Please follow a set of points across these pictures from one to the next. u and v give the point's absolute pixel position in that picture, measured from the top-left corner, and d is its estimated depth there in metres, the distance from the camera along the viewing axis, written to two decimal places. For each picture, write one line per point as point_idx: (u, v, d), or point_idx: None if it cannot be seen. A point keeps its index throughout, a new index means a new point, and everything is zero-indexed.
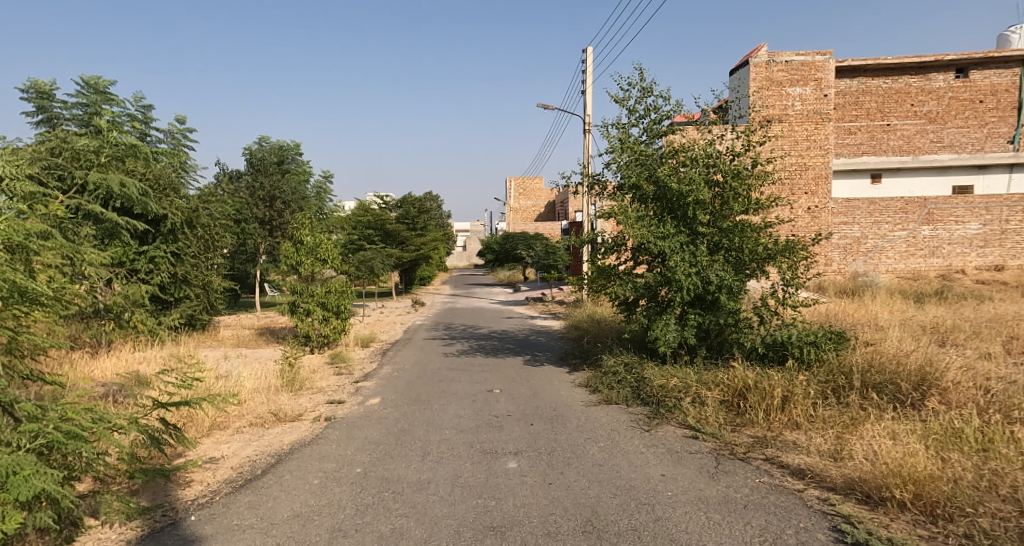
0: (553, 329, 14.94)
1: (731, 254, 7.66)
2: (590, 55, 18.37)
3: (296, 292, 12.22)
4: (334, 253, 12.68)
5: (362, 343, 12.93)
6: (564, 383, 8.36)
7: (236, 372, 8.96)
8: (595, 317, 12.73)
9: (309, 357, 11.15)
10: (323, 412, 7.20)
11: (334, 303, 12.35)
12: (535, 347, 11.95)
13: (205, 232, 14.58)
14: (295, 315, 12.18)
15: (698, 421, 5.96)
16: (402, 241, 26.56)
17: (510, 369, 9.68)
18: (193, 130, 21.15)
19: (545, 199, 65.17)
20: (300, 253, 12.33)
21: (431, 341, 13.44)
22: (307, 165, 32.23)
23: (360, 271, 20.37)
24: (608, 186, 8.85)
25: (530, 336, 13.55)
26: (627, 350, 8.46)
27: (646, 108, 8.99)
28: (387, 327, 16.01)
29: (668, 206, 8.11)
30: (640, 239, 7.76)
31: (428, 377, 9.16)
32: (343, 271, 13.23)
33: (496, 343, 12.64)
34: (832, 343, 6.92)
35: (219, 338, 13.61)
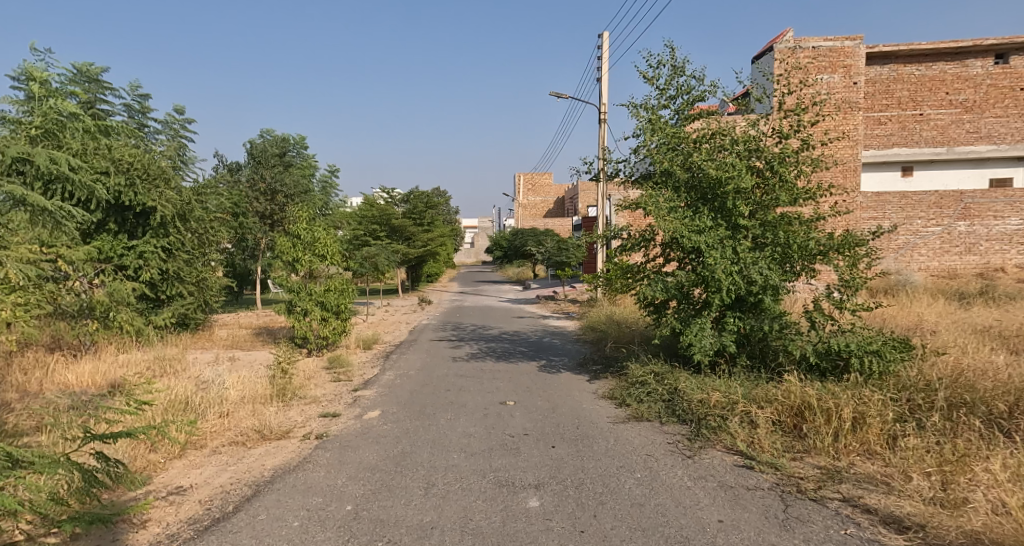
0: (568, 330, 14.05)
1: (776, 249, 6.69)
2: (606, 41, 17.43)
3: (293, 290, 11.40)
4: (334, 248, 11.84)
5: (364, 345, 12.12)
6: (585, 394, 7.48)
7: (221, 379, 8.14)
8: (615, 319, 11.84)
9: (306, 361, 10.35)
10: (314, 428, 6.36)
11: (333, 302, 11.51)
12: (550, 351, 11.07)
13: (201, 226, 13.73)
14: (292, 315, 11.37)
15: (750, 445, 5.07)
16: (408, 238, 25.77)
17: (524, 377, 8.81)
18: (192, 120, 20.37)
19: (555, 195, 64.25)
20: (298, 248, 11.50)
21: (438, 343, 12.60)
22: (312, 159, 31.52)
23: (365, 269, 19.54)
24: (635, 174, 7.93)
25: (543, 338, 12.67)
26: (656, 357, 7.60)
27: (677, 89, 8.07)
28: (392, 327, 15.19)
29: (703, 196, 7.19)
30: (672, 233, 6.86)
31: (433, 385, 8.30)
32: (345, 269, 12.39)
33: (508, 345, 11.78)
34: (898, 351, 6.03)
35: (212, 339, 12.82)
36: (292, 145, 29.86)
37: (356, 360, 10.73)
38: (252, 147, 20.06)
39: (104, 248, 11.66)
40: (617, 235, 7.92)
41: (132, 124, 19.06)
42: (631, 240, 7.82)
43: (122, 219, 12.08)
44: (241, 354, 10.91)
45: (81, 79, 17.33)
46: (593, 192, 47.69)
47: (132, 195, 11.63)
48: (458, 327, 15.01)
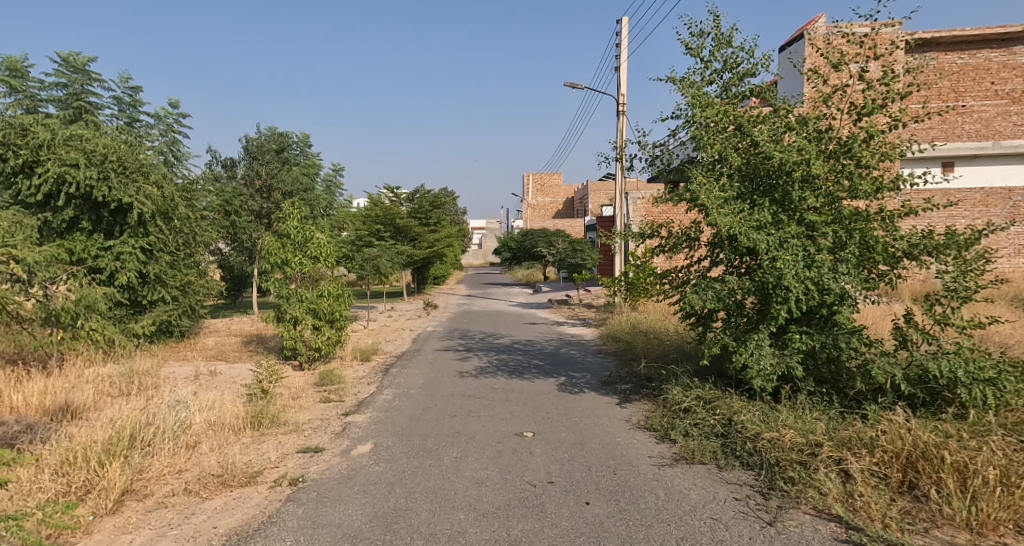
0: (586, 339, 12.85)
1: (855, 252, 5.41)
2: (625, 26, 16.26)
3: (283, 296, 10.24)
4: (329, 250, 10.71)
5: (362, 357, 10.94)
6: (618, 424, 6.26)
7: (189, 402, 6.97)
8: (643, 331, 10.60)
9: (295, 377, 9.18)
10: (289, 469, 5.18)
11: (326, 310, 10.33)
12: (569, 365, 9.84)
13: (187, 226, 12.58)
14: (282, 323, 10.21)
15: (850, 509, 3.87)
16: (414, 238, 24.84)
17: (542, 398, 7.59)
18: (185, 114, 19.28)
19: (565, 196, 63.11)
20: (288, 249, 10.36)
21: (444, 354, 11.41)
22: (315, 158, 30.48)
23: (366, 272, 18.38)
24: (675, 163, 6.71)
25: (560, 350, 11.47)
26: (701, 379, 6.39)
27: (726, 62, 6.81)
28: (393, 336, 14.01)
29: (762, 186, 5.94)
30: (727, 230, 5.63)
31: (437, 409, 7.11)
32: (341, 272, 11.20)
33: (521, 357, 10.56)
34: (1018, 380, 4.76)
35: (196, 349, 11.69)
36: (294, 143, 28.81)
37: (349, 375, 9.55)
38: (247, 142, 18.93)
39: (76, 249, 10.60)
40: (655, 233, 6.66)
41: (121, 118, 18.01)
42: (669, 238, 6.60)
43: (96, 217, 10.97)
44: (223, 368, 9.75)
45: (65, 70, 16.23)
46: (603, 193, 46.59)
47: (105, 189, 10.43)
48: (465, 335, 13.82)
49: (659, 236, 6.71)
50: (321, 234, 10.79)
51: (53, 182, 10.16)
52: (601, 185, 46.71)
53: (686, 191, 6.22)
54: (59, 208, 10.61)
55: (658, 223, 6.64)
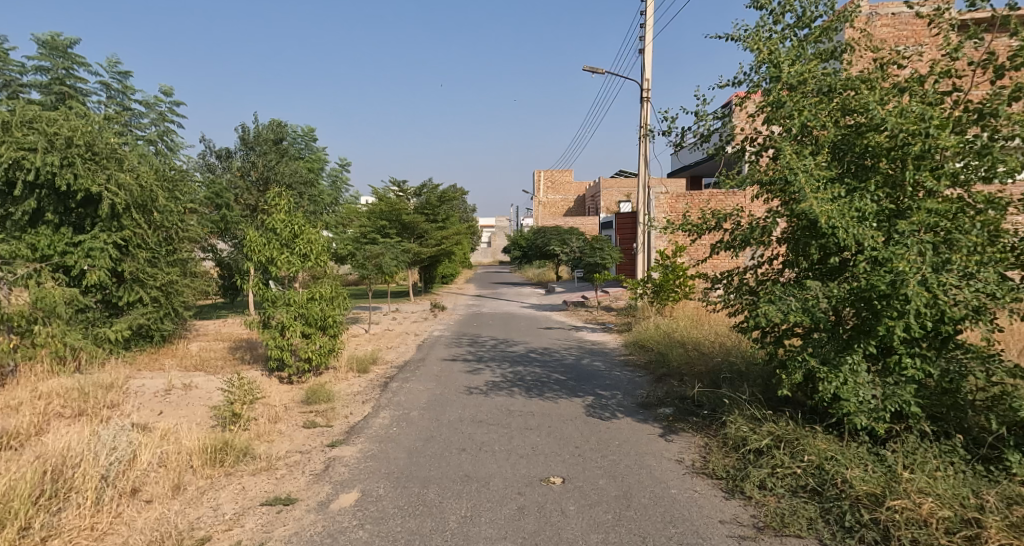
0: (609, 347, 11.58)
1: (995, 252, 4.09)
2: (651, 4, 14.96)
3: (267, 298, 8.97)
4: (321, 246, 9.45)
5: (359, 368, 9.67)
6: (671, 469, 4.99)
7: (140, 432, 5.73)
8: (678, 343, 9.29)
9: (280, 394, 7.93)
10: (245, 535, 3.95)
11: (317, 316, 9.05)
12: (596, 381, 8.56)
13: (170, 219, 11.35)
14: (267, 330, 8.95)
15: None
16: (421, 235, 23.66)
17: (570, 426, 6.32)
18: (179, 101, 18.07)
19: (577, 193, 61.84)
20: (274, 245, 9.05)
21: (452, 365, 10.12)
22: (321, 153, 29.34)
23: (369, 272, 17.11)
24: (745, 140, 5.43)
25: (583, 361, 10.20)
26: (777, 413, 5.10)
27: (803, 15, 5.44)
28: (396, 342, 12.76)
29: (859, 167, 4.64)
30: (821, 218, 4.33)
31: (444, 442, 5.85)
32: (337, 271, 9.92)
33: (540, 371, 9.28)
34: None
35: (176, 357, 10.46)
36: (298, 137, 27.72)
37: (342, 391, 8.29)
38: (243, 130, 17.59)
39: (40, 245, 9.42)
40: (718, 225, 5.37)
41: (110, 105, 16.86)
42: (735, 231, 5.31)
43: (65, 209, 9.82)
44: (199, 382, 8.51)
45: (46, 52, 15.01)
46: (617, 190, 45.34)
47: (70, 176, 9.23)
48: (476, 341, 12.59)
49: (723, 229, 5.42)
50: (313, 228, 9.51)
51: (10, 167, 9.05)
52: (614, 181, 45.42)
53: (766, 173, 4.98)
54: (21, 199, 9.47)
55: (722, 213, 5.35)
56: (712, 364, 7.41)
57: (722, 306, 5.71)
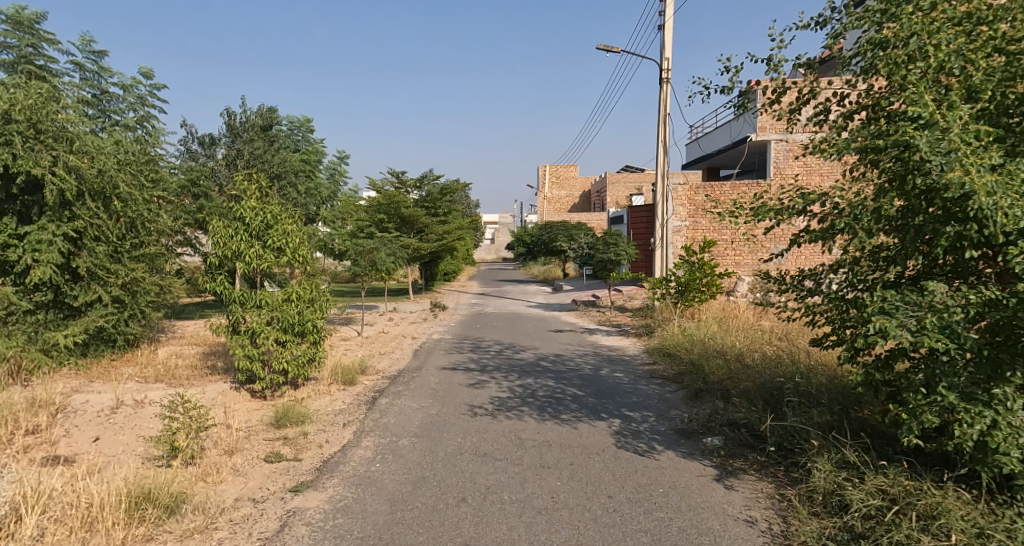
0: (628, 355, 10.29)
1: None
2: None
3: (236, 297, 7.62)
4: (299, 239, 8.15)
5: (344, 380, 8.40)
6: (746, 536, 3.68)
7: (45, 475, 4.43)
8: (715, 354, 7.97)
9: (247, 417, 6.67)
10: None
11: (295, 320, 7.73)
12: (620, 399, 7.24)
13: (136, 209, 10.08)
14: (235, 335, 7.61)
15: None
16: (421, 230, 22.49)
17: (598, 464, 5.02)
18: (159, 86, 16.79)
19: (581, 189, 60.58)
20: (242, 237, 7.74)
21: (452, 376, 8.81)
22: (318, 145, 28.10)
23: (364, 269, 15.94)
24: (841, 104, 4.22)
25: (601, 372, 8.91)
26: (885, 462, 3.78)
27: None
28: (390, 346, 11.48)
29: (1017, 127, 3.37)
30: (977, 193, 3.03)
31: (439, 490, 4.56)
32: (318, 269, 8.60)
33: (553, 385, 7.99)
34: None
35: (139, 366, 9.19)
36: (294, 128, 26.51)
37: (320, 410, 7.01)
38: (229, 114, 16.21)
39: None
40: (806, 209, 4.08)
41: (84, 87, 15.60)
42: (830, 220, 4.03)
43: (7, 196, 8.58)
44: (153, 398, 7.23)
45: (11, 28, 13.76)
46: (623, 185, 44.14)
47: (7, 157, 7.99)
48: (478, 346, 11.31)
49: (809, 215, 4.12)
50: (289, 217, 8.20)
51: None
52: (620, 176, 44.19)
53: (879, 137, 3.69)
54: None
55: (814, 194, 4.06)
56: (768, 386, 6.07)
57: (806, 317, 4.43)
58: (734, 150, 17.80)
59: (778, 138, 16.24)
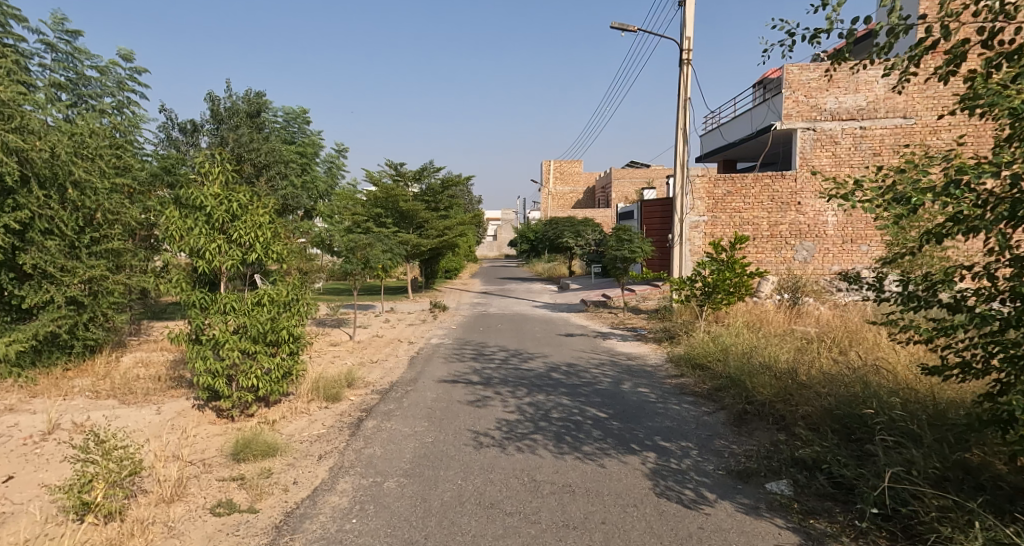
0: (649, 365, 9.14)
1: None
2: None
3: (192, 300, 6.35)
4: (270, 233, 6.80)
5: (327, 396, 7.26)
6: None
7: None
8: (759, 369, 6.79)
9: (205, 448, 5.52)
10: None
11: (265, 328, 6.51)
12: (650, 424, 6.07)
13: (97, 198, 8.92)
14: (195, 345, 6.37)
15: None
16: (420, 224, 21.18)
17: (639, 526, 3.87)
18: (140, 69, 15.70)
19: (586, 185, 59.46)
20: (200, 230, 6.40)
21: (451, 391, 7.66)
22: (314, 137, 26.88)
23: (353, 266, 14.42)
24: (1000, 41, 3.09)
25: (622, 387, 7.76)
26: None
27: None
28: (383, 353, 10.33)
29: None
30: None
31: None
32: (296, 267, 7.23)
33: (569, 404, 6.83)
34: None
35: (95, 377, 8.07)
36: (290, 119, 25.32)
37: (294, 437, 5.86)
38: (212, 99, 15.03)
39: None
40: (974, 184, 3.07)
41: (57, 69, 14.47)
42: (994, 202, 3.10)
43: None
44: (99, 421, 6.10)
45: None
46: (628, 180, 43.01)
47: None
48: (482, 353, 10.17)
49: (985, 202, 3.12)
50: (260, 206, 6.88)
51: None
52: (625, 171, 43.07)
53: None
54: None
55: (983, 166, 3.07)
56: (842, 418, 4.89)
57: (941, 338, 3.43)
58: (756, 140, 16.70)
59: (804, 127, 15.20)
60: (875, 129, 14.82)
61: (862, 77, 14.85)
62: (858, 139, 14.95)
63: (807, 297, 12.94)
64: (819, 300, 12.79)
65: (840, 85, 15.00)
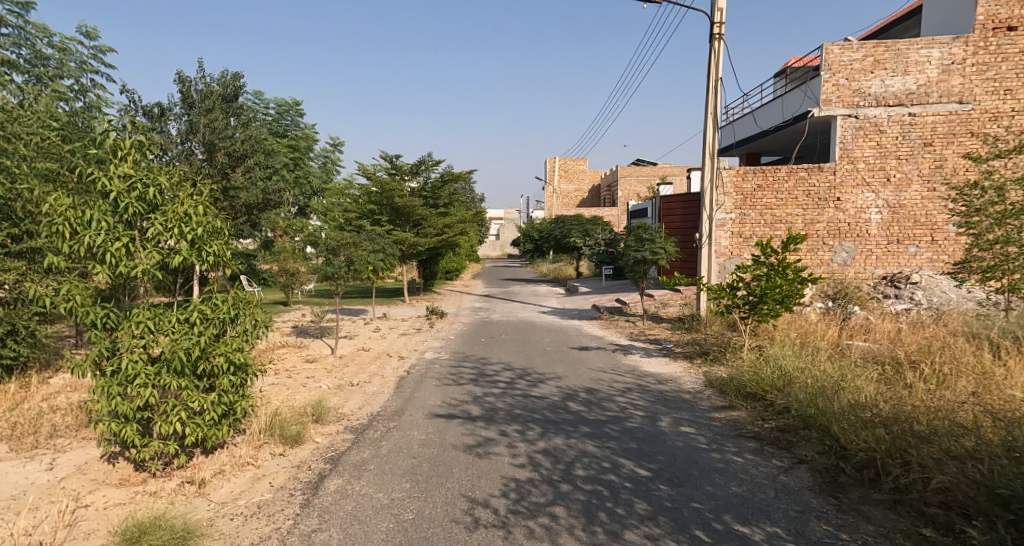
0: (686, 392, 7.50)
1: None
2: None
3: (91, 320, 4.62)
4: (203, 229, 5.00)
5: (286, 439, 5.63)
6: None
7: None
8: (850, 410, 5.13)
9: (91, 530, 3.91)
10: None
11: (192, 356, 4.81)
12: (713, 491, 4.45)
13: (16, 185, 7.34)
14: (98, 377, 4.70)
15: None
16: (418, 222, 19.51)
17: None
18: (103, 47, 14.15)
19: (591, 184, 57.82)
20: (101, 221, 4.56)
21: (443, 430, 6.03)
22: (309, 130, 25.28)
23: (335, 270, 12.72)
24: None
25: (660, 425, 6.12)
26: None
27: None
28: (367, 373, 8.70)
29: None
30: None
31: None
32: (242, 271, 5.52)
33: (598, 454, 5.20)
34: None
35: (4, 405, 6.45)
36: (282, 111, 23.50)
37: (221, 512, 4.25)
38: (182, 80, 13.39)
39: None
40: None
41: (8, 45, 12.96)
42: None
43: None
44: None
45: None
46: (635, 179, 41.36)
47: None
48: (483, 373, 8.54)
49: None
50: (187, 191, 5.10)
51: None
52: (633, 170, 41.39)
53: None
54: None
55: None
56: (1022, 510, 3.37)
57: None
58: (789, 128, 15.07)
59: (844, 114, 13.57)
60: (926, 116, 13.16)
61: (913, 56, 13.16)
62: (907, 127, 13.29)
63: (857, 306, 11.32)
64: (869, 310, 11.13)
65: (887, 65, 13.34)
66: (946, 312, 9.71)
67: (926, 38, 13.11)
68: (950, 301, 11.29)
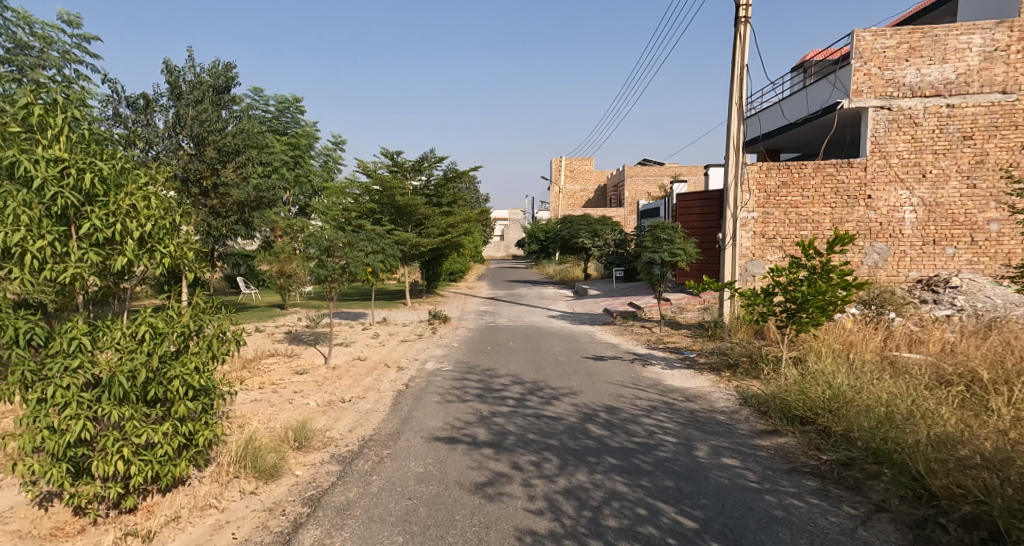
0: (720, 411, 6.60)
1: None
2: None
3: (12, 335, 3.77)
4: (152, 222, 4.17)
5: (260, 473, 4.75)
6: None
7: None
8: (937, 446, 4.24)
9: None
10: None
11: (139, 381, 3.95)
12: None
13: None
14: (24, 403, 3.84)
15: None
16: (421, 221, 18.65)
17: None
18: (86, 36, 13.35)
19: (597, 184, 56.91)
20: (23, 214, 3.70)
21: (445, 461, 5.17)
22: (309, 127, 24.43)
23: (329, 272, 11.87)
24: None
25: (698, 455, 5.23)
26: None
27: None
28: (360, 387, 7.82)
29: None
30: None
31: None
32: (205, 272, 4.64)
33: (630, 495, 4.33)
34: None
35: None
36: (282, 108, 22.63)
37: None
38: (171, 70, 12.61)
39: None
40: None
41: None
42: None
43: None
44: None
45: None
46: (643, 179, 40.40)
47: None
48: (490, 388, 7.66)
49: None
50: (135, 181, 4.28)
51: None
52: (641, 170, 40.44)
53: None
54: None
55: None
56: None
57: None
58: (816, 121, 14.16)
59: (877, 105, 12.66)
60: (965, 107, 12.23)
61: (952, 43, 12.25)
62: (944, 119, 12.35)
63: (894, 313, 10.39)
64: (908, 317, 10.22)
65: (923, 53, 12.43)
66: (1000, 320, 8.80)
67: (966, 23, 12.20)
68: (995, 308, 10.37)
